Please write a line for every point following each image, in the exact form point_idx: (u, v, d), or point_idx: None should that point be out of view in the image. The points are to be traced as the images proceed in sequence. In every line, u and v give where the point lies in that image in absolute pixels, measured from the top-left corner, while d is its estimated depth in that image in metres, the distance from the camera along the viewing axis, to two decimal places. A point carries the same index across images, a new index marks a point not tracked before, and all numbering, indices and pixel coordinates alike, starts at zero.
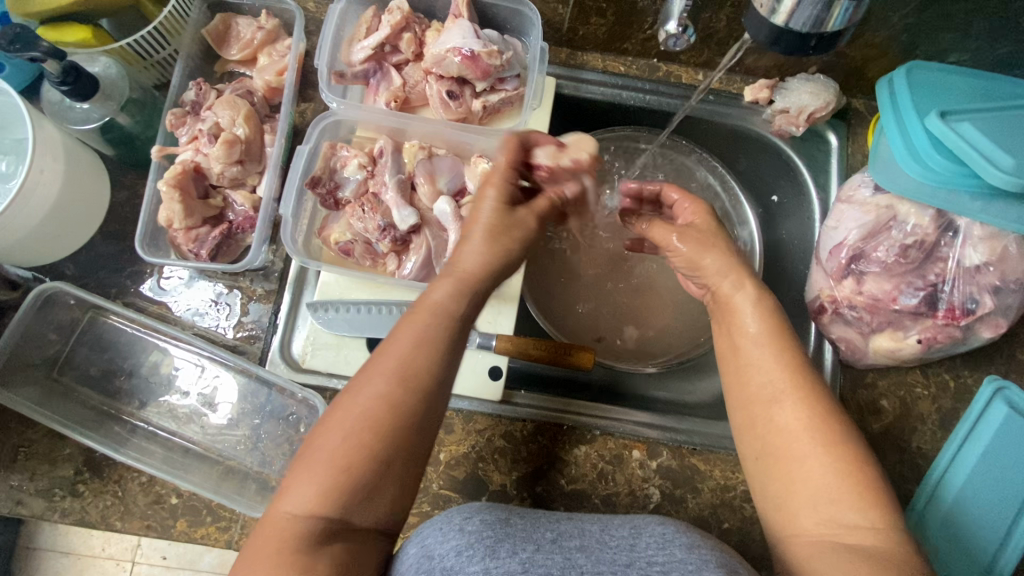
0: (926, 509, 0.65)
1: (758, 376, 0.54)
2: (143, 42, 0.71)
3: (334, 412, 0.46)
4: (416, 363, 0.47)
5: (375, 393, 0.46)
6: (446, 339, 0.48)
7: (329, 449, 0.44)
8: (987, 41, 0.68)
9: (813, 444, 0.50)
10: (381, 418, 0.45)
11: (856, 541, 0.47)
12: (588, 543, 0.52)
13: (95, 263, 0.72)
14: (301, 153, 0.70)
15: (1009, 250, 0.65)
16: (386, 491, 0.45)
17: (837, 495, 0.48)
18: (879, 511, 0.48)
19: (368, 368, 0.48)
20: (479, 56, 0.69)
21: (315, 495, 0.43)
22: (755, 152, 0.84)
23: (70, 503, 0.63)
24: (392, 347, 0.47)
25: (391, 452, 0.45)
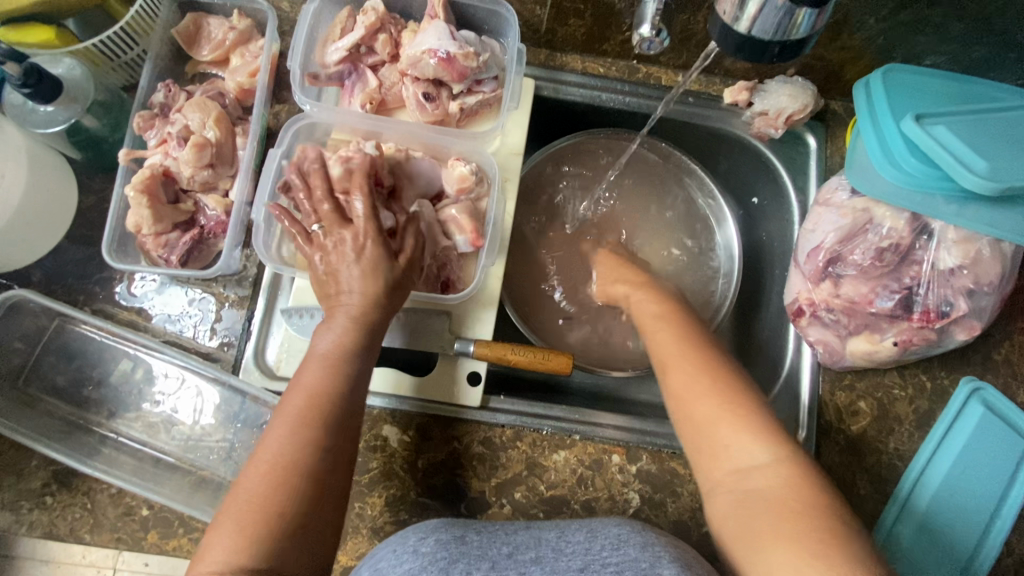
0: (898, 520, 0.65)
1: (660, 350, 0.64)
2: (110, 42, 0.69)
3: (249, 469, 0.52)
4: (324, 403, 0.54)
5: (286, 439, 0.52)
6: (351, 371, 0.57)
7: (246, 500, 0.50)
8: (962, 44, 0.69)
9: (701, 398, 0.58)
10: (294, 458, 0.51)
11: (760, 481, 0.52)
12: (544, 554, 0.53)
13: (63, 269, 0.70)
14: (273, 157, 0.68)
15: (983, 253, 0.65)
16: (308, 531, 0.50)
17: (732, 441, 0.55)
18: (771, 448, 0.53)
19: (276, 420, 0.54)
20: (454, 59, 0.68)
21: (235, 548, 0.47)
22: (734, 155, 0.84)
23: (37, 516, 0.62)
24: (299, 394, 0.55)
25: (310, 490, 0.51)
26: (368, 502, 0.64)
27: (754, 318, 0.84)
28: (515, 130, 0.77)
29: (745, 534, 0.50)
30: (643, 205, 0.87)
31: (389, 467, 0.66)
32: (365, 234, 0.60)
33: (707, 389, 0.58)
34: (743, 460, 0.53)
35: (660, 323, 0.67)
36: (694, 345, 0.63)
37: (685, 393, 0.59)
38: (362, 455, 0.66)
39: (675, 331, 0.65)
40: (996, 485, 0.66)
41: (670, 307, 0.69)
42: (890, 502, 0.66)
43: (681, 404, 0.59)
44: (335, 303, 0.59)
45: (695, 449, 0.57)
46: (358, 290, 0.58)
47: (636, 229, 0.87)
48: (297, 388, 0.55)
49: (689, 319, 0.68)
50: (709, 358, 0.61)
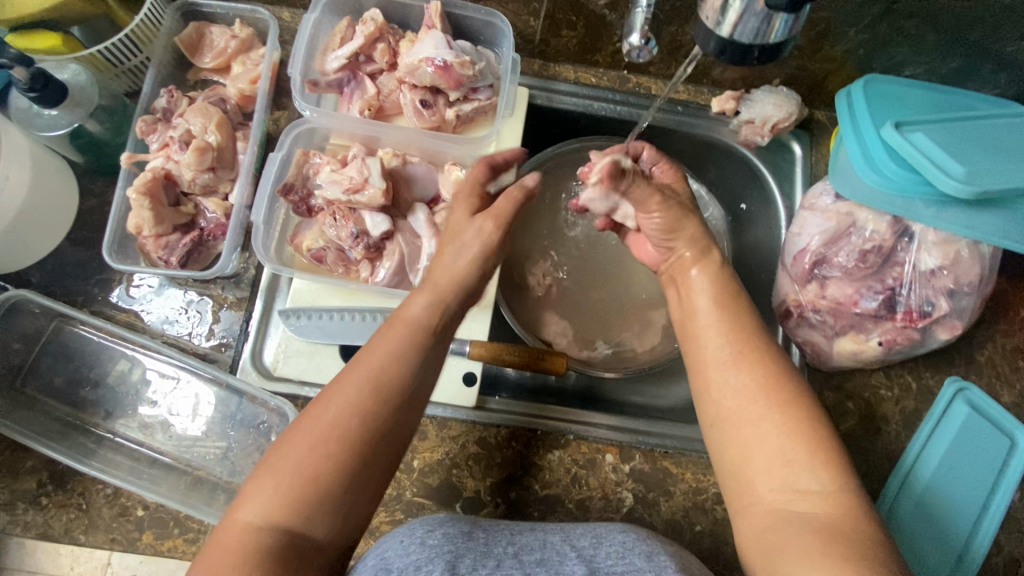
0: (899, 495, 0.67)
1: (720, 342, 0.57)
2: (114, 49, 0.71)
3: (299, 428, 0.49)
4: (389, 377, 0.50)
5: (345, 403, 0.49)
6: (421, 349, 0.52)
7: (287, 456, 0.47)
8: (937, 55, 0.72)
9: (767, 404, 0.53)
10: (347, 428, 0.48)
11: (808, 506, 0.49)
12: (549, 556, 0.53)
13: (63, 271, 0.71)
14: (273, 160, 0.70)
15: (962, 255, 0.67)
16: (343, 503, 0.47)
17: (791, 459, 0.51)
18: (831, 475, 0.50)
19: (338, 380, 0.51)
20: (451, 67, 0.70)
21: (275, 506, 0.46)
22: (723, 161, 0.86)
23: (32, 516, 0.62)
24: (366, 361, 0.51)
25: (354, 462, 0.47)
26: None
27: None
28: (510, 136, 0.78)
29: (776, 552, 0.48)
30: None
31: None
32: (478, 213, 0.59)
33: (774, 400, 0.53)
34: (799, 482, 0.50)
35: (715, 306, 0.59)
36: (758, 342, 0.57)
37: (742, 397, 0.54)
38: None
39: (739, 322, 0.58)
40: (985, 480, 0.67)
41: (730, 288, 0.61)
42: (893, 473, 0.69)
43: (736, 406, 0.54)
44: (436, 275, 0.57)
45: (741, 455, 0.53)
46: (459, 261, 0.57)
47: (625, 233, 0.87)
48: (365, 359, 0.51)
49: (746, 301, 0.60)
50: (777, 361, 0.56)
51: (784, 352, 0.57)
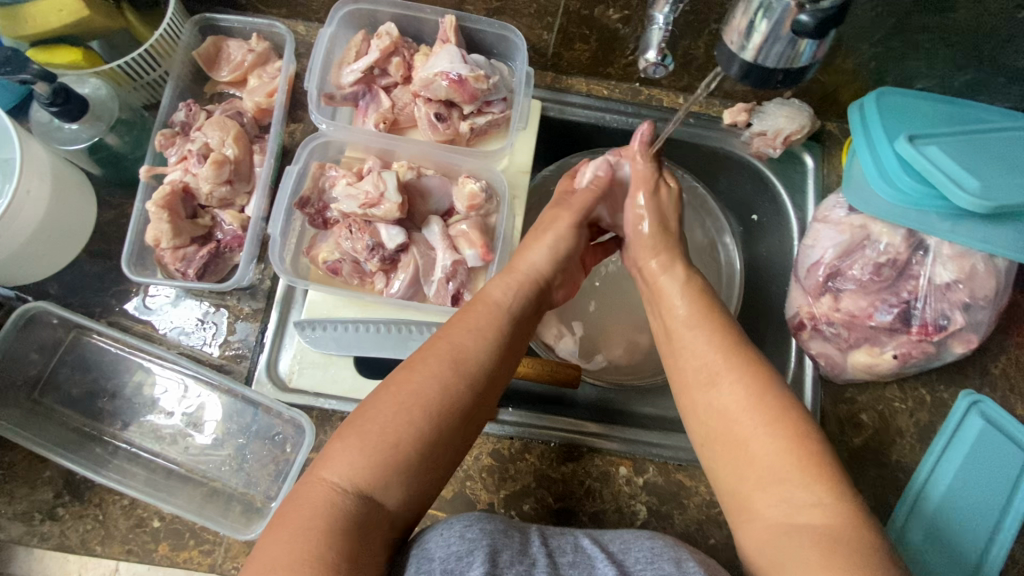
0: (910, 516, 0.67)
1: (699, 362, 0.57)
2: (134, 64, 0.72)
3: (379, 397, 0.52)
4: (469, 356, 0.55)
5: (430, 373, 0.53)
6: (495, 327, 0.58)
7: (371, 419, 0.50)
8: (950, 69, 0.72)
9: (755, 420, 0.53)
10: (430, 397, 0.51)
11: (808, 520, 0.48)
12: (582, 560, 0.53)
13: (80, 282, 0.71)
14: (290, 174, 0.71)
15: (977, 268, 0.67)
16: (418, 472, 0.50)
17: (784, 474, 0.50)
18: (825, 486, 0.49)
19: (421, 352, 0.55)
20: (465, 81, 0.71)
21: (360, 468, 0.48)
22: (734, 172, 0.86)
23: (49, 527, 0.62)
24: (449, 338, 0.56)
25: (433, 433, 0.51)
26: None
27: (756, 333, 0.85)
28: (523, 149, 0.78)
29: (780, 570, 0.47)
30: None
31: None
32: (550, 212, 0.70)
33: (761, 414, 0.53)
34: (796, 495, 0.49)
35: (691, 321, 0.60)
36: (737, 354, 0.56)
37: (731, 412, 0.54)
38: None
39: (720, 338, 0.58)
40: (998, 494, 0.67)
41: (705, 305, 0.61)
42: (903, 495, 0.68)
43: (724, 424, 0.54)
44: (518, 264, 0.65)
45: (734, 473, 0.53)
46: (539, 256, 0.66)
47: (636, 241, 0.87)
48: (448, 336, 0.56)
49: (723, 318, 0.60)
50: (762, 375, 0.55)
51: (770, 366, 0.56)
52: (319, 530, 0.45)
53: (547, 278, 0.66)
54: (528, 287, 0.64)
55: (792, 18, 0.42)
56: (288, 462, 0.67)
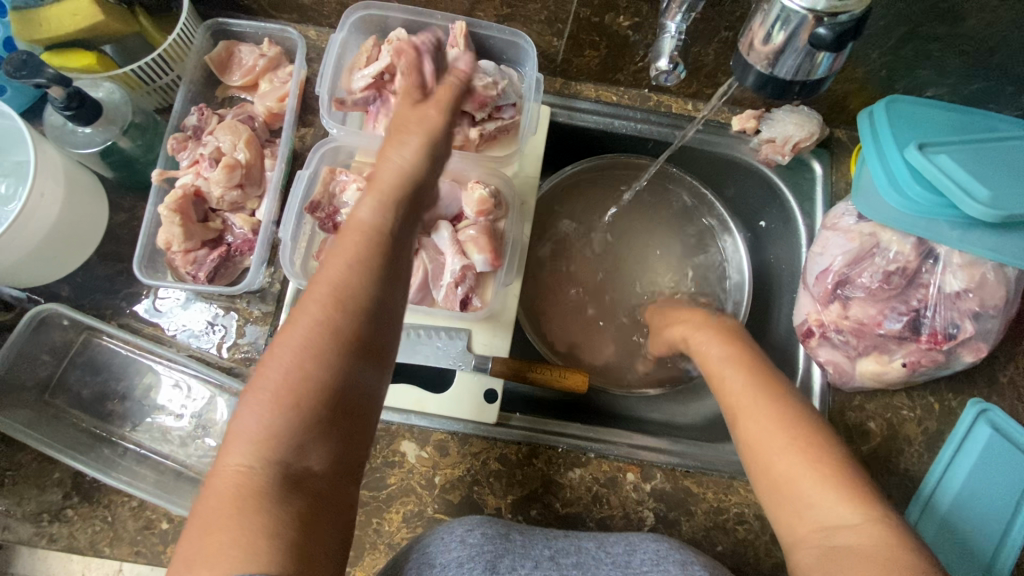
0: (922, 517, 0.67)
1: (731, 399, 0.62)
2: (147, 68, 0.72)
3: (270, 361, 0.47)
4: (350, 288, 0.48)
5: (312, 320, 0.48)
6: (372, 255, 0.50)
7: (264, 386, 0.46)
8: (960, 78, 0.72)
9: (794, 450, 0.55)
10: (316, 344, 0.47)
11: (846, 540, 0.49)
12: (585, 560, 0.54)
13: (92, 285, 0.72)
14: (301, 178, 0.72)
15: (987, 277, 0.67)
16: (327, 424, 0.46)
17: (813, 498, 0.52)
18: (864, 507, 0.50)
19: (303, 300, 0.49)
20: (477, 90, 0.69)
21: (261, 442, 0.44)
22: (742, 179, 0.86)
23: (58, 528, 0.62)
24: (326, 279, 0.49)
25: (333, 379, 0.46)
26: (386, 518, 0.65)
27: (765, 339, 0.85)
28: (532, 156, 0.80)
29: None
30: (649, 231, 0.90)
31: (407, 483, 0.66)
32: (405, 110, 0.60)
33: (797, 445, 0.55)
34: (830, 518, 0.51)
35: (729, 362, 0.65)
36: (770, 391, 0.60)
37: (767, 445, 0.56)
38: (379, 470, 0.66)
39: (747, 377, 0.62)
40: (1008, 503, 0.67)
41: (736, 349, 0.67)
42: (914, 498, 0.68)
43: (760, 458, 0.57)
44: (377, 176, 0.54)
45: (776, 503, 0.55)
46: (394, 160, 0.55)
47: (646, 253, 0.89)
48: (323, 277, 0.49)
49: (758, 360, 0.65)
50: (784, 404, 0.58)
51: (801, 399, 0.60)
52: (238, 511, 0.42)
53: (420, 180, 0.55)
54: (401, 193, 0.54)
55: (809, 30, 0.42)
56: None
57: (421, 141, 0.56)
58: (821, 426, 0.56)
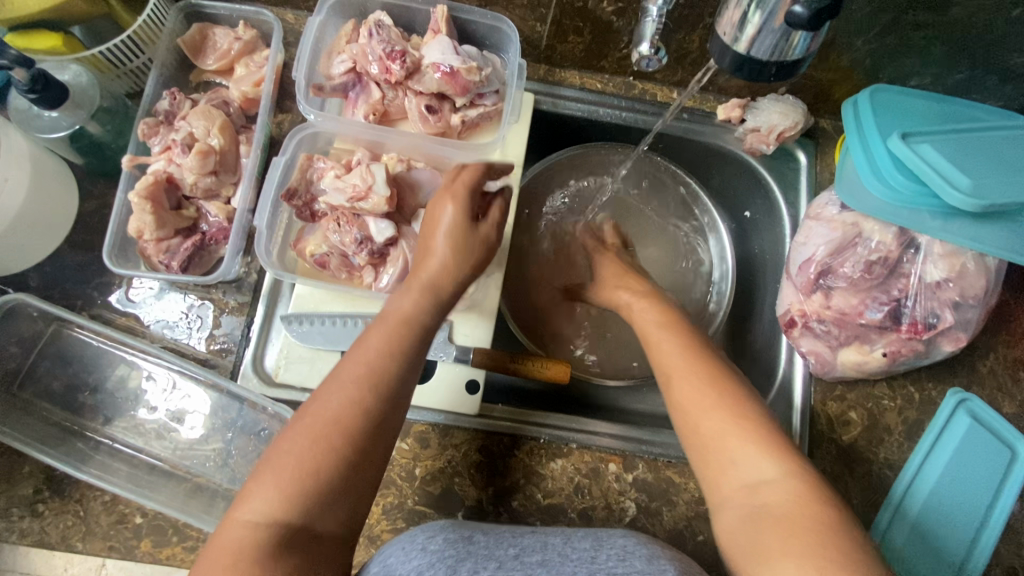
0: (893, 523, 0.66)
1: (661, 361, 0.62)
2: (116, 50, 0.70)
3: (295, 428, 0.50)
4: (382, 371, 0.52)
5: (343, 398, 0.50)
6: (409, 345, 0.55)
7: (287, 452, 0.48)
8: (944, 67, 0.72)
9: (721, 415, 0.55)
10: (344, 421, 0.49)
11: (765, 496, 0.50)
12: (550, 558, 0.53)
13: (62, 274, 0.70)
14: (276, 165, 0.69)
15: (967, 267, 0.67)
16: (341, 496, 0.48)
17: (736, 457, 0.53)
18: (784, 463, 0.51)
19: (335, 376, 0.52)
20: (457, 72, 0.70)
21: (275, 502, 0.46)
22: (727, 168, 0.86)
23: (29, 523, 0.61)
24: (359, 360, 0.53)
25: (353, 455, 0.49)
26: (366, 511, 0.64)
27: (749, 330, 0.85)
28: (515, 144, 0.78)
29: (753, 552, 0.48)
30: (632, 220, 0.89)
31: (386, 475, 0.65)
32: (449, 198, 0.61)
33: (724, 408, 0.55)
34: (751, 475, 0.52)
35: (660, 327, 0.65)
36: (700, 356, 0.60)
37: (696, 407, 0.56)
38: None
39: (677, 342, 0.62)
40: (984, 491, 0.67)
41: (666, 313, 0.67)
42: (885, 503, 0.68)
43: (689, 423, 0.57)
44: (419, 273, 0.59)
45: (703, 462, 0.55)
46: (439, 258, 0.59)
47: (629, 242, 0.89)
48: (357, 357, 0.53)
49: (690, 326, 0.66)
50: (717, 368, 0.59)
51: (725, 362, 0.61)
52: (240, 565, 0.44)
53: (460, 281, 0.59)
54: (439, 291, 0.58)
55: (785, 9, 0.41)
56: None
57: (471, 249, 0.60)
58: (744, 390, 0.57)
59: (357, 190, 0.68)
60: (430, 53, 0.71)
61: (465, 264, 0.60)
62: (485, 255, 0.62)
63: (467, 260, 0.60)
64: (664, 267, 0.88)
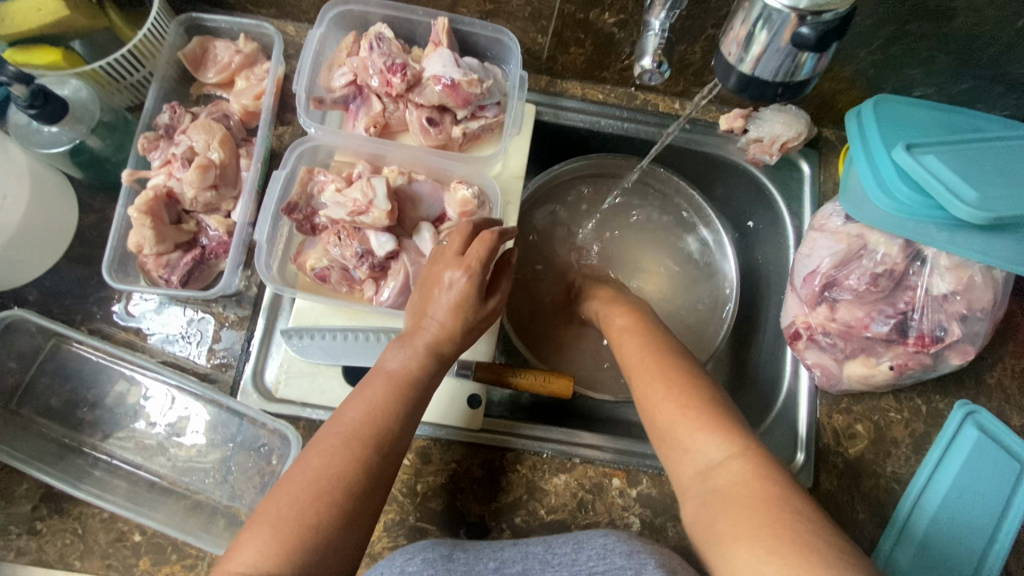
0: (897, 545, 0.65)
1: (626, 360, 0.64)
2: (116, 65, 0.70)
3: (294, 475, 0.50)
4: (386, 426, 0.53)
5: (348, 451, 0.51)
6: (412, 398, 0.55)
7: (286, 505, 0.48)
8: (948, 77, 0.71)
9: (673, 404, 0.56)
10: (345, 471, 0.50)
11: (716, 480, 0.50)
12: (530, 567, 0.55)
13: (62, 289, 0.69)
14: (276, 179, 0.69)
15: (975, 279, 0.66)
16: (337, 553, 0.48)
17: (689, 444, 0.53)
18: (732, 443, 0.52)
19: (336, 424, 0.53)
20: (459, 85, 0.70)
21: (270, 554, 0.45)
22: (730, 179, 0.85)
23: (26, 541, 0.60)
24: (361, 407, 0.54)
25: (352, 507, 0.49)
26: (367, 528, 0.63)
27: (752, 341, 0.84)
28: (517, 155, 0.77)
29: (708, 535, 0.48)
30: (635, 231, 0.89)
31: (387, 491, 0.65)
32: (462, 269, 0.58)
33: (675, 396, 0.57)
34: (703, 461, 0.52)
35: (625, 330, 0.68)
36: (659, 350, 0.62)
37: (652, 399, 0.58)
38: None
39: (638, 340, 0.65)
40: (993, 506, 0.66)
41: (637, 316, 0.70)
42: (889, 525, 0.67)
43: (650, 417, 0.58)
44: (419, 330, 0.58)
45: (664, 455, 0.56)
46: (441, 320, 0.58)
47: (631, 256, 0.89)
48: (358, 407, 0.54)
49: (657, 327, 0.68)
50: (673, 361, 0.61)
51: (685, 356, 0.62)
52: None
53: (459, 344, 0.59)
54: (439, 346, 0.58)
55: (791, 30, 0.41)
56: (273, 475, 0.65)
57: (475, 322, 0.60)
58: (700, 379, 0.58)
59: (358, 205, 0.68)
60: (432, 65, 0.71)
61: (467, 332, 0.60)
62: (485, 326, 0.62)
63: (470, 330, 0.60)
64: (666, 279, 0.88)
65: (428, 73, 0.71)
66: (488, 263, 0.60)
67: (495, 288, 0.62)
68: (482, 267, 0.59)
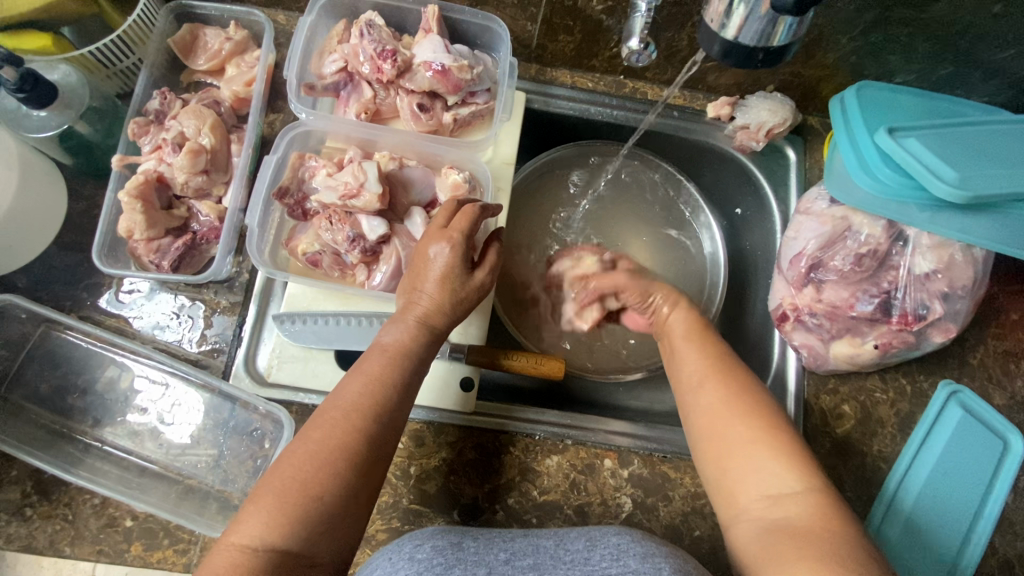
0: (886, 519, 0.67)
1: (686, 368, 0.62)
2: (106, 51, 0.70)
3: (294, 448, 0.50)
4: (385, 400, 0.53)
5: (348, 424, 0.51)
6: (408, 373, 0.56)
7: (289, 476, 0.48)
8: (928, 64, 0.73)
9: (745, 427, 0.55)
10: (344, 443, 0.50)
11: (786, 509, 0.51)
12: (542, 561, 0.53)
13: (50, 276, 0.69)
14: (269, 163, 0.69)
15: (955, 258, 0.68)
16: (339, 525, 0.48)
17: (761, 468, 0.53)
18: (804, 477, 0.52)
19: (335, 399, 0.53)
20: (449, 71, 0.70)
21: (273, 525, 0.46)
22: (717, 167, 0.87)
23: (16, 528, 0.60)
24: (359, 381, 0.54)
25: (353, 479, 0.49)
26: None
27: (740, 326, 0.86)
28: (508, 140, 0.78)
29: (764, 560, 0.49)
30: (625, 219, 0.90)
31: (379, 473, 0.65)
32: (446, 242, 0.59)
33: (747, 419, 0.56)
34: (773, 487, 0.52)
35: (687, 337, 0.64)
36: (725, 365, 0.60)
37: (720, 415, 0.57)
38: None
39: (709, 350, 0.62)
40: (979, 482, 0.68)
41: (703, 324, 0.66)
42: (877, 501, 0.68)
43: (712, 431, 0.57)
44: (410, 305, 0.59)
45: (719, 471, 0.56)
46: (432, 293, 0.59)
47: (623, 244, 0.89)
48: (354, 386, 0.54)
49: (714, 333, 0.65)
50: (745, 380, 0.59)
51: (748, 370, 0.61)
52: None
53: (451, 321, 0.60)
54: (433, 322, 0.58)
55: None
56: (266, 459, 0.65)
57: (463, 297, 0.60)
58: (771, 402, 0.57)
59: (348, 190, 0.68)
60: (421, 50, 0.72)
61: (457, 304, 0.60)
62: (474, 303, 0.61)
63: (460, 305, 0.60)
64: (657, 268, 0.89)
65: (419, 59, 0.72)
66: (472, 236, 0.61)
67: (482, 263, 0.62)
68: (465, 237, 0.60)
